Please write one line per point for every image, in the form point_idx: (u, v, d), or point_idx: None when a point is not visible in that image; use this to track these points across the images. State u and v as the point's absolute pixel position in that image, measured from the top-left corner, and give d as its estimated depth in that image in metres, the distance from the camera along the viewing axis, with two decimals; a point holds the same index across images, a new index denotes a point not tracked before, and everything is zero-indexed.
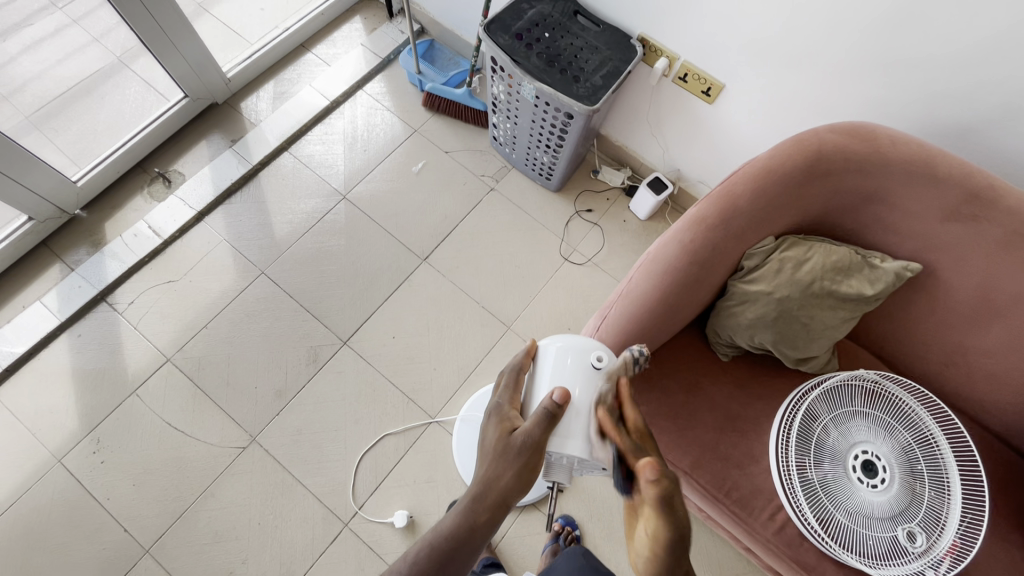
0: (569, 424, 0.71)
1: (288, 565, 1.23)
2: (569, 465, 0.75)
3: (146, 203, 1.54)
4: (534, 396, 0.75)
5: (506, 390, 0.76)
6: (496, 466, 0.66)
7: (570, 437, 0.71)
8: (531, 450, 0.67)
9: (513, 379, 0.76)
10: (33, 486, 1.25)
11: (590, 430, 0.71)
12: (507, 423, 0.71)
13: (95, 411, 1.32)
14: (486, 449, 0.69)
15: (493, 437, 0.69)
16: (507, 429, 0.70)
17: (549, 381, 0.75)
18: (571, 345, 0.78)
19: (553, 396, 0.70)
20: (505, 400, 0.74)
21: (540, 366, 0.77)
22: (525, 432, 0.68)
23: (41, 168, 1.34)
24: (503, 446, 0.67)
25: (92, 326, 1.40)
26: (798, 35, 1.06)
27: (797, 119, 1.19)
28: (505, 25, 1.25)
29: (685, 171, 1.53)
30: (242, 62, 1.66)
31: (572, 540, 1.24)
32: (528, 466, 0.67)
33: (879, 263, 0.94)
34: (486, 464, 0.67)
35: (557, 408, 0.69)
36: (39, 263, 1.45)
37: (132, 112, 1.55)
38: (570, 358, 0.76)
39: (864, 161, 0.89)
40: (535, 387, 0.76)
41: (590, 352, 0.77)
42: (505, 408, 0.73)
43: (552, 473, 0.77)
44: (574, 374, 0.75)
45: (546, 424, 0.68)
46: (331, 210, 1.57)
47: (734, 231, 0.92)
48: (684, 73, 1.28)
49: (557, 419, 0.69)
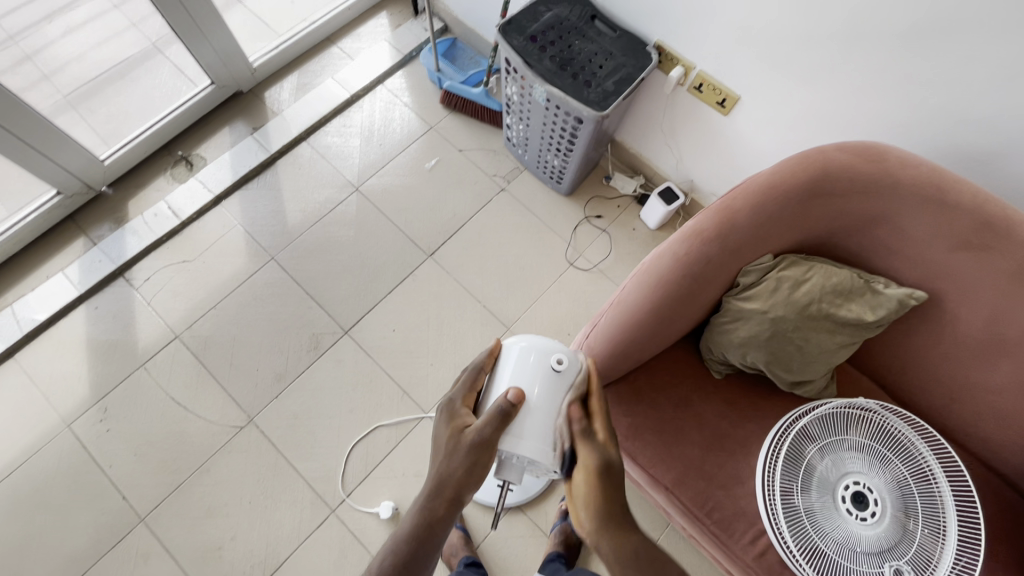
0: (521, 425, 0.73)
1: (275, 546, 1.26)
2: (518, 465, 0.76)
3: (168, 184, 1.60)
4: (489, 395, 0.78)
5: (462, 387, 0.79)
6: (447, 461, 0.70)
7: (523, 438, 0.73)
8: (480, 448, 0.70)
9: (471, 377, 0.79)
10: (43, 448, 1.31)
11: (539, 431, 0.74)
12: (459, 420, 0.74)
13: (105, 380, 1.38)
14: (439, 446, 0.73)
15: (445, 433, 0.73)
16: (458, 426, 0.73)
17: (507, 379, 0.77)
18: (534, 346, 0.79)
19: (508, 395, 0.73)
20: (458, 397, 0.77)
21: (499, 366, 0.79)
22: (476, 429, 0.71)
23: (72, 146, 1.40)
24: (453, 443, 0.71)
25: (109, 299, 1.46)
26: (817, 49, 1.03)
27: (813, 134, 1.16)
28: (521, 27, 1.25)
29: (698, 183, 1.50)
30: (270, 52, 1.70)
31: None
32: (477, 463, 0.70)
33: (881, 288, 0.91)
34: (439, 461, 0.71)
35: (511, 406, 0.72)
36: (65, 236, 1.52)
37: (161, 96, 1.61)
38: (533, 356, 0.78)
39: (870, 183, 0.86)
40: (492, 386, 0.78)
41: (551, 354, 0.78)
42: (457, 405, 0.76)
43: (501, 472, 0.76)
44: (533, 373, 0.77)
45: (499, 422, 0.71)
46: (343, 201, 1.60)
47: (732, 246, 0.90)
48: (700, 83, 1.25)
49: (510, 417, 0.72)
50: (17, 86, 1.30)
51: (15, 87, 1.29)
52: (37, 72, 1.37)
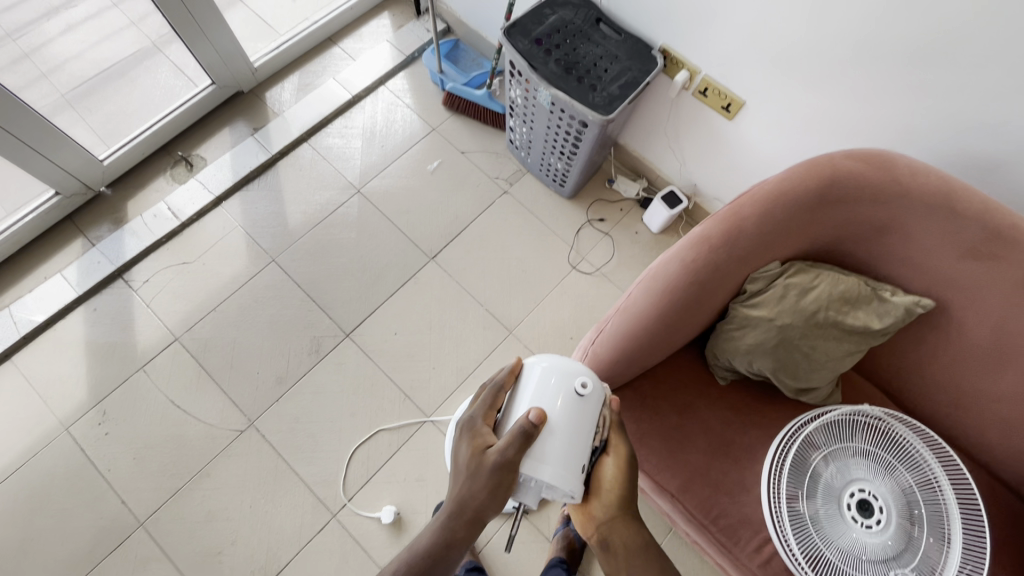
0: (542, 447, 0.73)
1: (275, 550, 1.25)
2: (536, 489, 0.75)
3: (168, 184, 1.58)
4: (510, 415, 0.78)
5: (482, 405, 0.79)
6: (467, 484, 0.70)
7: (544, 462, 0.72)
8: (503, 470, 0.70)
9: (491, 395, 0.79)
10: (40, 452, 1.30)
11: (561, 453, 0.73)
12: (480, 441, 0.74)
13: (105, 382, 1.36)
14: (461, 467, 0.72)
15: (466, 455, 0.72)
16: (479, 446, 0.73)
17: (528, 400, 0.77)
18: (556, 364, 0.80)
19: (529, 415, 0.73)
20: (479, 414, 0.77)
21: (520, 386, 0.79)
22: (498, 451, 0.70)
23: (70, 146, 1.39)
24: (475, 465, 0.70)
25: (108, 300, 1.44)
26: (824, 56, 1.03)
27: (819, 140, 1.16)
28: (526, 30, 1.24)
29: (702, 187, 1.50)
30: (270, 52, 1.69)
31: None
32: (501, 484, 0.70)
33: (888, 296, 0.91)
34: (461, 482, 0.71)
35: (532, 427, 0.71)
36: (63, 237, 1.50)
37: (162, 96, 1.59)
38: (553, 379, 0.78)
39: (878, 191, 0.86)
40: (513, 406, 0.78)
41: (574, 376, 0.79)
42: (478, 424, 0.76)
43: (520, 494, 0.75)
44: (554, 395, 0.77)
45: (521, 443, 0.71)
46: (345, 203, 1.59)
47: (739, 253, 0.90)
48: (705, 87, 1.25)
49: (532, 438, 0.72)
50: (17, 86, 1.29)
51: (13, 86, 1.27)
52: (35, 71, 1.35)
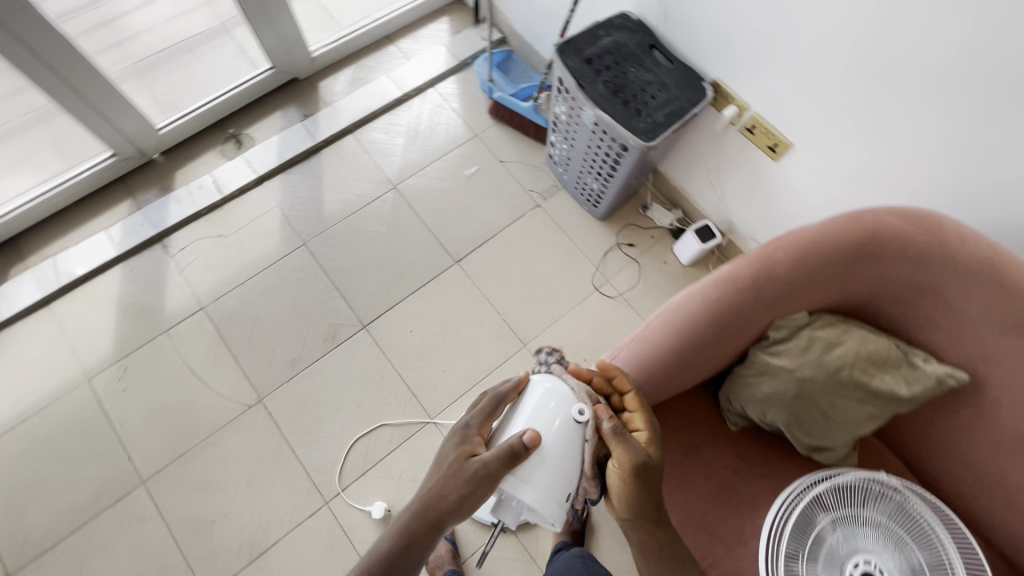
0: (530, 469, 0.73)
1: (265, 529, 1.26)
2: (517, 509, 0.76)
3: (216, 159, 1.64)
4: (505, 429, 0.77)
5: (479, 413, 0.78)
6: (444, 484, 0.70)
7: (527, 483, 0.72)
8: (482, 481, 0.69)
9: (491, 406, 0.77)
10: (62, 398, 1.35)
11: (546, 478, 0.73)
12: (467, 447, 0.74)
13: (130, 340, 1.42)
14: (443, 466, 0.73)
15: (451, 456, 0.73)
16: (466, 452, 0.73)
17: (524, 419, 0.76)
18: (562, 387, 0.78)
19: (524, 436, 0.71)
20: (474, 422, 0.76)
21: (521, 402, 0.78)
22: (482, 461, 0.70)
23: (131, 112, 1.45)
24: (457, 468, 0.71)
25: (145, 262, 1.50)
26: (881, 107, 1.00)
27: (864, 193, 1.12)
28: (579, 48, 1.25)
29: (738, 225, 1.47)
30: (330, 44, 1.74)
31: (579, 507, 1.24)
32: (476, 494, 0.69)
33: (920, 363, 0.86)
34: (438, 482, 0.71)
35: (523, 450, 0.70)
36: (113, 197, 1.57)
37: (223, 74, 1.65)
38: (554, 401, 0.77)
39: (921, 252, 0.83)
40: (509, 421, 0.77)
41: (574, 403, 0.77)
42: (471, 431, 0.75)
43: (500, 511, 0.77)
44: (552, 419, 0.76)
45: (506, 461, 0.70)
46: (380, 197, 1.61)
47: (766, 297, 0.88)
48: (753, 124, 1.23)
49: (519, 459, 0.70)
50: (93, 51, 1.36)
51: (90, 50, 1.35)
52: (111, 39, 1.43)
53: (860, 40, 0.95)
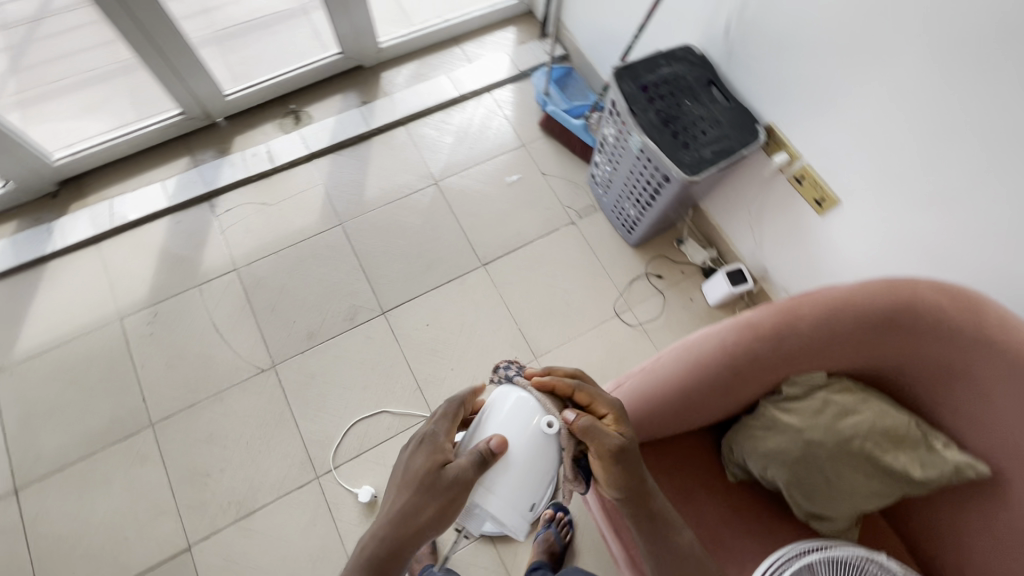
0: (497, 476, 0.74)
1: (255, 491, 1.29)
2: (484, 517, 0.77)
3: (274, 131, 1.71)
4: (472, 436, 0.78)
5: (444, 420, 0.77)
6: (418, 498, 0.69)
7: (495, 491, 0.73)
8: (456, 488, 0.70)
9: (453, 412, 0.78)
10: (94, 331, 1.43)
11: (514, 487, 0.74)
12: (439, 454, 0.73)
13: (165, 288, 1.48)
14: (412, 477, 0.71)
15: (422, 467, 0.71)
16: (438, 461, 0.72)
17: (492, 429, 0.76)
18: (530, 399, 0.77)
19: (489, 442, 0.73)
20: (442, 429, 0.76)
21: (488, 410, 0.78)
22: (455, 469, 0.71)
23: (205, 76, 1.54)
24: (433, 478, 0.70)
25: (192, 217, 1.58)
26: (939, 177, 0.96)
27: (908, 262, 1.08)
28: (636, 75, 1.25)
29: (772, 273, 1.44)
30: (398, 38, 1.80)
31: (563, 526, 1.25)
32: (452, 502, 0.69)
33: (940, 448, 0.82)
34: (413, 493, 0.70)
35: (490, 454, 0.72)
36: (174, 152, 1.66)
37: (294, 53, 1.73)
38: (521, 411, 0.76)
39: (957, 332, 0.79)
40: (477, 429, 0.77)
41: (541, 415, 0.76)
42: (439, 439, 0.75)
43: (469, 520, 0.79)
44: (521, 429, 0.75)
45: (477, 466, 0.72)
46: (420, 190, 1.65)
47: (785, 350, 0.85)
48: (802, 175, 1.20)
49: (488, 464, 0.72)
50: (179, 15, 1.45)
51: (177, 15, 1.44)
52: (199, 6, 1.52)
53: (926, 106, 0.92)
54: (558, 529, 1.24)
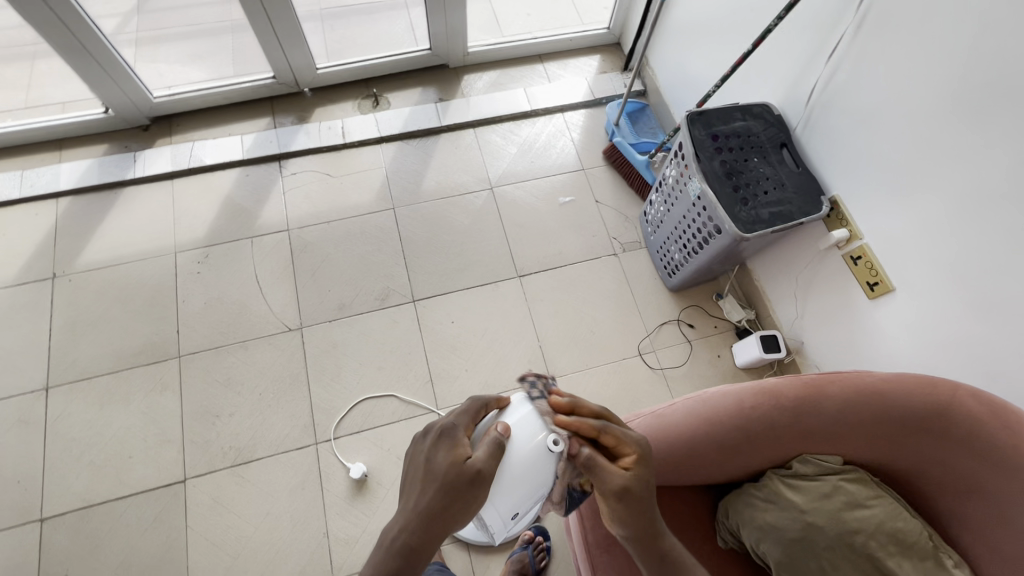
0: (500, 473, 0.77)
1: (257, 442, 1.34)
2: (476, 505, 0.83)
3: (352, 109, 1.80)
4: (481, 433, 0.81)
5: (464, 416, 0.78)
6: (444, 494, 0.69)
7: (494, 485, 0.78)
8: (478, 481, 0.71)
9: (475, 408, 0.79)
10: (150, 259, 1.52)
11: (512, 485, 0.78)
12: (460, 449, 0.73)
13: (221, 233, 1.57)
14: (434, 471, 0.70)
15: (444, 461, 0.71)
16: (459, 456, 0.72)
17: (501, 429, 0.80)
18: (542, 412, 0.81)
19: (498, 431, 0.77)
20: (461, 424, 0.77)
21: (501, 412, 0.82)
22: (477, 461, 0.72)
23: (302, 48, 1.64)
24: (456, 471, 0.70)
25: (260, 173, 1.66)
26: (1004, 288, 0.91)
27: (955, 367, 1.02)
28: (708, 123, 1.25)
29: (808, 348, 1.39)
30: (486, 46, 1.87)
31: (539, 552, 1.23)
32: (473, 495, 0.70)
33: (950, 566, 0.78)
34: (435, 487, 0.69)
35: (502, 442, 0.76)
36: (258, 111, 1.76)
37: (387, 41, 1.81)
38: (531, 419, 0.80)
39: (991, 448, 0.75)
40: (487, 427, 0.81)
41: (548, 431, 0.78)
42: (458, 432, 0.75)
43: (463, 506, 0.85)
44: (528, 435, 0.79)
45: (497, 457, 0.74)
46: (475, 192, 1.69)
47: (804, 424, 0.83)
48: (859, 255, 1.17)
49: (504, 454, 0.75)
50: None
51: None
52: None
53: (1004, 213, 0.88)
54: (535, 553, 1.22)
